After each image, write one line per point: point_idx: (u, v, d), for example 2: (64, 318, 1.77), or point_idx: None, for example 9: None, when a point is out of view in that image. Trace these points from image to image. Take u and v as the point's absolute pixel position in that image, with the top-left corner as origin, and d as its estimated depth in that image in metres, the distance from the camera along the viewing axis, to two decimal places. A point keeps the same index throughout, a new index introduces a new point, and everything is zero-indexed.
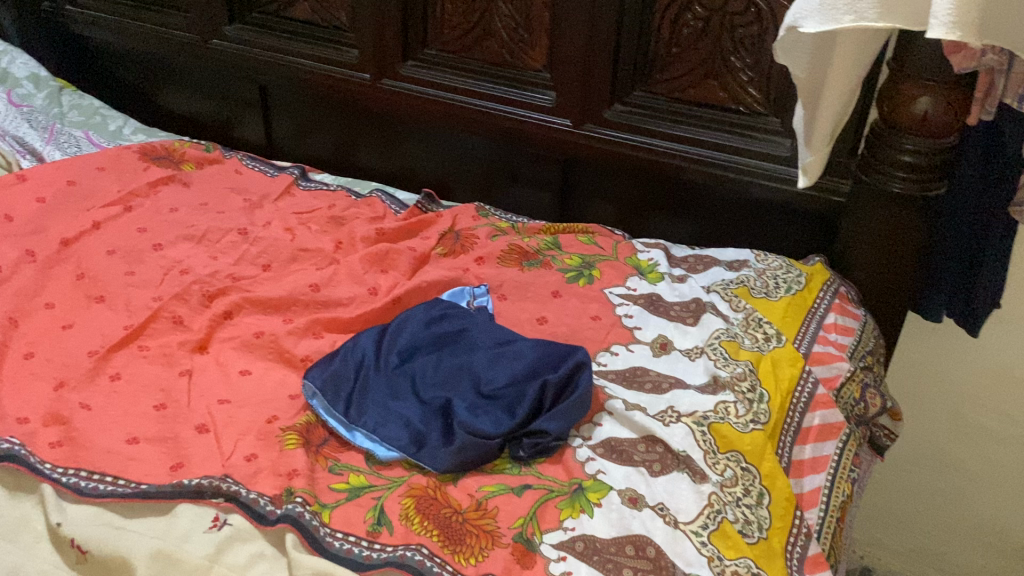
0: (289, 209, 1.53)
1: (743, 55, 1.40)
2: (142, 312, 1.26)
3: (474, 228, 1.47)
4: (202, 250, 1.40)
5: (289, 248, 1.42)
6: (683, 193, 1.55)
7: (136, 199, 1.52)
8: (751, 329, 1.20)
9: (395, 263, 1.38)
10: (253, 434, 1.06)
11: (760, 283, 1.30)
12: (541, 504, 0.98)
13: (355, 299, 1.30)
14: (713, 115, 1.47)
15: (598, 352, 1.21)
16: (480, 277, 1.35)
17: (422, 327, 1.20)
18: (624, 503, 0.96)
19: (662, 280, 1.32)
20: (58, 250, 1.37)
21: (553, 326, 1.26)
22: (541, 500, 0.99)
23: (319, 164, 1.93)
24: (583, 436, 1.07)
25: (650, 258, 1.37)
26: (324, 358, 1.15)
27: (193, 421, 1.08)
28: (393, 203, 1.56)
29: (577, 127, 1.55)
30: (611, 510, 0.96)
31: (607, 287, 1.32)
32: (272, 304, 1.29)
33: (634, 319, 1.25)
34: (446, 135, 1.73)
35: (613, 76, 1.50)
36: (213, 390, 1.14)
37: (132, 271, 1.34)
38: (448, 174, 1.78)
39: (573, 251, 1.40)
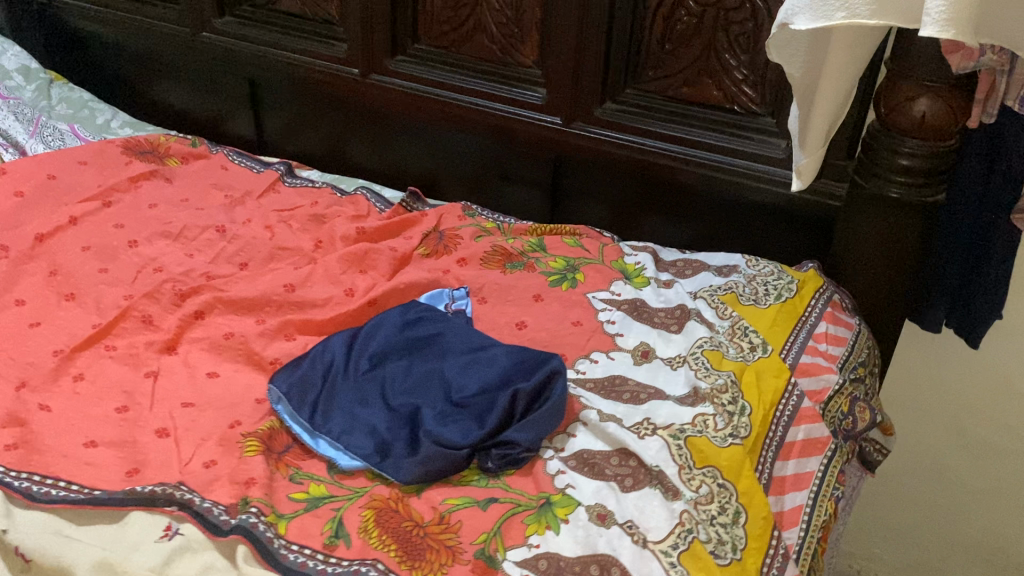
0: (271, 206, 1.50)
1: (738, 53, 1.36)
2: (112, 310, 1.22)
3: (458, 228, 1.43)
4: (178, 248, 1.36)
5: (267, 247, 1.38)
6: (676, 194, 1.50)
7: (116, 194, 1.49)
8: (738, 338, 1.15)
9: (375, 264, 1.35)
10: (214, 439, 1.03)
11: (749, 290, 1.25)
12: (506, 518, 0.94)
13: (331, 300, 1.27)
14: (707, 115, 1.43)
15: (576, 359, 1.17)
16: (460, 279, 1.31)
17: (396, 330, 1.17)
18: (591, 520, 0.92)
19: (648, 285, 1.28)
20: (32, 246, 1.35)
21: (533, 331, 1.22)
22: (507, 515, 0.95)
23: (308, 161, 1.89)
24: (554, 448, 1.03)
25: (637, 262, 1.33)
26: (291, 362, 1.12)
27: (154, 425, 1.05)
28: (378, 201, 1.52)
29: (566, 125, 1.51)
30: (576, 526, 0.92)
31: (590, 292, 1.27)
32: (245, 304, 1.25)
33: (616, 326, 1.21)
34: (436, 132, 1.69)
35: (603, 73, 1.45)
36: (178, 392, 1.11)
37: (105, 269, 1.31)
38: (438, 172, 1.74)
39: (558, 253, 1.36)
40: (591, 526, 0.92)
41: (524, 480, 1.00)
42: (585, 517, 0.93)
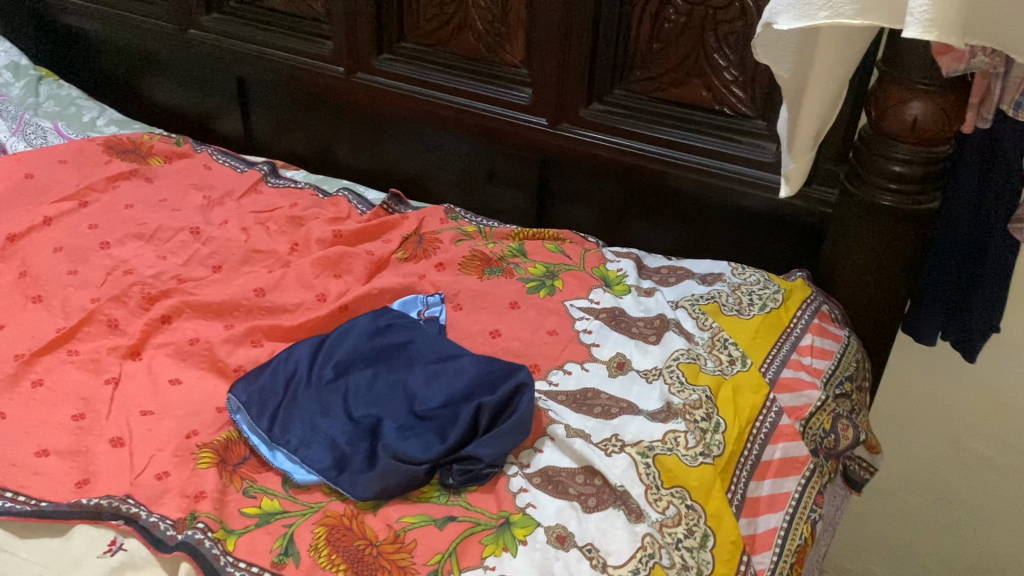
0: (249, 207, 1.47)
1: (727, 52, 1.31)
2: (77, 314, 1.20)
3: (438, 232, 1.39)
4: (150, 250, 1.34)
5: (241, 250, 1.35)
6: (665, 198, 1.46)
7: (93, 194, 1.46)
8: (717, 351, 1.10)
9: (350, 268, 1.31)
10: (169, 450, 1.00)
11: (733, 299, 1.20)
12: (463, 540, 0.91)
13: (301, 306, 1.24)
14: (696, 117, 1.38)
15: (549, 370, 1.13)
16: (436, 284, 1.28)
17: (363, 337, 1.13)
18: (551, 544, 0.88)
19: (629, 293, 1.23)
20: (4, 247, 1.33)
21: (506, 339, 1.18)
22: (464, 536, 0.91)
23: (298, 161, 1.86)
24: (520, 465, 0.99)
25: (619, 269, 1.28)
26: (253, 371, 1.09)
27: (109, 433, 1.02)
28: (360, 203, 1.49)
29: (553, 126, 1.47)
30: (536, 550, 0.88)
31: (568, 299, 1.23)
32: (214, 309, 1.22)
33: (592, 335, 1.17)
34: (423, 132, 1.65)
35: (589, 73, 1.40)
36: (137, 400, 1.08)
37: (75, 271, 1.28)
38: (426, 172, 1.70)
39: (538, 259, 1.32)
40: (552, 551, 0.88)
41: (485, 498, 0.96)
42: (546, 540, 0.89)
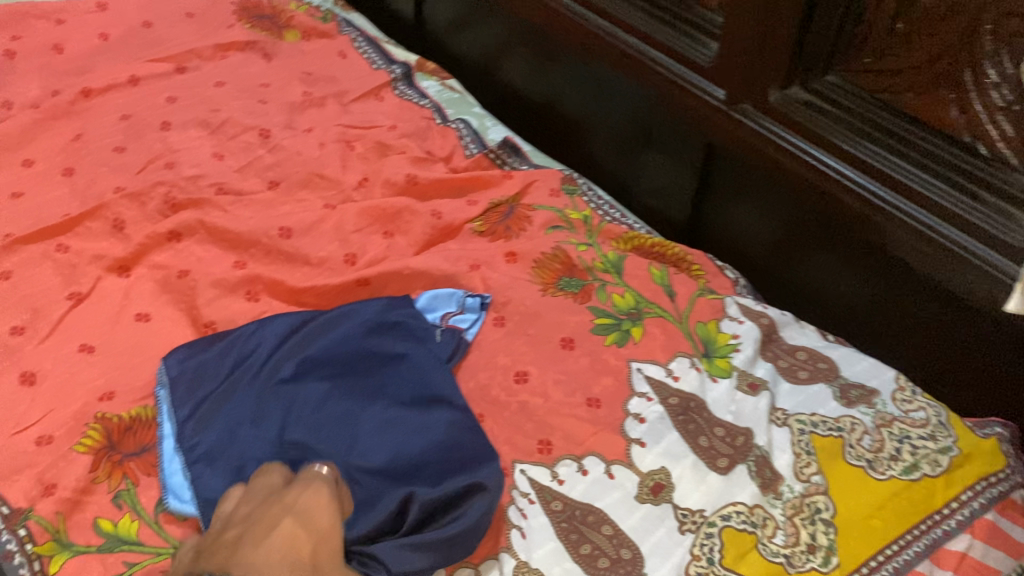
0: (346, 117, 1.23)
1: (1003, 61, 0.82)
2: (91, 201, 1.05)
3: (535, 208, 1.09)
4: (208, 143, 1.15)
5: (304, 170, 1.13)
6: (862, 249, 1.00)
7: (196, 60, 1.31)
8: (798, 523, 0.75)
9: (405, 228, 1.05)
10: (70, 409, 0.83)
11: (869, 443, 0.80)
12: (219, 509, 0.71)
13: (325, 262, 1.00)
14: (931, 148, 0.91)
15: (559, 457, 0.81)
16: (487, 282, 0.97)
17: (353, 336, 0.88)
18: (331, 510, 0.66)
19: (728, 377, 0.86)
20: (74, 101, 1.20)
21: (530, 392, 0.86)
22: (239, 492, 0.72)
23: (463, 65, 1.59)
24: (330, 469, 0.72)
25: (734, 335, 0.91)
26: (205, 339, 0.88)
27: (26, 364, 0.87)
28: (472, 143, 1.20)
29: (728, 106, 1.08)
30: (297, 503, 0.66)
31: (637, 359, 0.88)
32: (228, 238, 1.02)
33: (641, 428, 0.82)
34: (583, 69, 1.30)
35: (796, 44, 0.98)
36: (85, 329, 0.92)
37: (122, 148, 1.13)
38: (586, 117, 1.34)
39: (632, 285, 0.96)
40: (331, 524, 0.65)
41: (268, 464, 0.73)
42: (321, 505, 0.66)
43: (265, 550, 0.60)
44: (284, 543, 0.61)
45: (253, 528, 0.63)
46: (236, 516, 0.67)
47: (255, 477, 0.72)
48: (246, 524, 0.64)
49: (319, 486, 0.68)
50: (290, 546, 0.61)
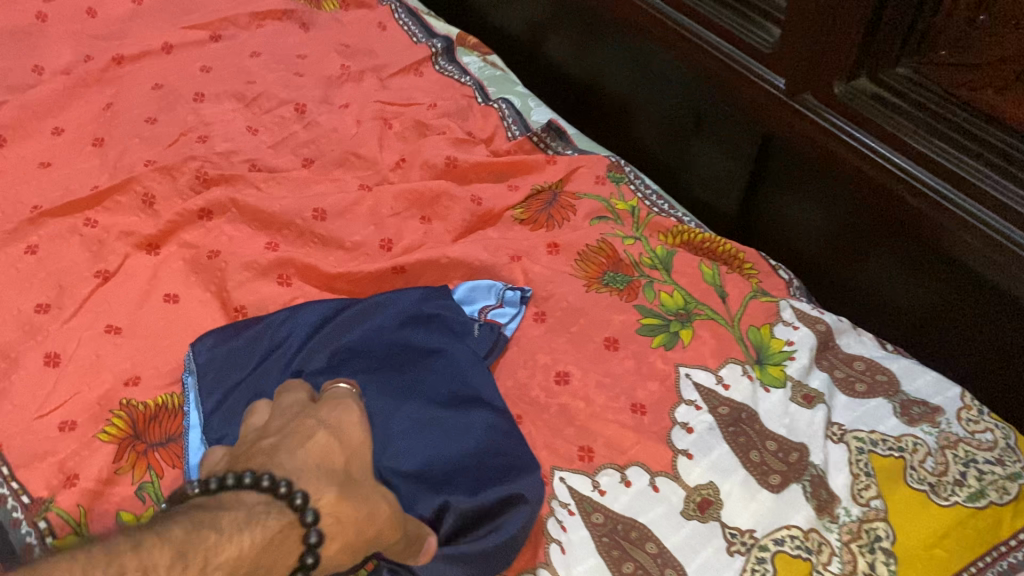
0: (384, 93, 1.19)
1: None
2: (121, 173, 1.01)
3: (579, 197, 1.04)
4: (243, 117, 1.11)
5: (340, 148, 1.09)
6: (923, 253, 0.94)
7: (232, 29, 1.26)
8: (855, 551, 0.70)
9: (444, 213, 1.01)
10: (95, 393, 0.80)
11: (932, 465, 0.75)
12: (247, 424, 0.69)
13: (360, 247, 0.96)
14: (1008, 148, 0.86)
15: (601, 466, 0.77)
16: (528, 274, 0.93)
17: (388, 327, 0.84)
18: (363, 428, 0.66)
19: (782, 387, 0.82)
20: (107, 68, 1.16)
21: (571, 394, 0.82)
22: (266, 408, 0.71)
23: (505, 40, 1.53)
24: (352, 384, 0.73)
25: (788, 341, 0.86)
26: (235, 326, 0.84)
27: (51, 345, 0.84)
28: (513, 125, 1.15)
29: (788, 95, 1.02)
30: (328, 420, 0.65)
31: (685, 364, 0.84)
32: (261, 218, 0.98)
33: (688, 439, 0.78)
34: (630, 47, 1.23)
35: (868, 32, 0.92)
36: (112, 309, 0.88)
37: (154, 119, 1.09)
38: (629, 98, 1.28)
39: (681, 284, 0.92)
40: (364, 440, 0.66)
41: (292, 381, 0.73)
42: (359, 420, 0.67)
43: (301, 456, 0.60)
44: (319, 452, 0.61)
45: (284, 438, 0.62)
46: (268, 427, 0.65)
47: (279, 393, 0.71)
48: (279, 433, 0.63)
49: (351, 405, 0.68)
50: (326, 454, 0.61)
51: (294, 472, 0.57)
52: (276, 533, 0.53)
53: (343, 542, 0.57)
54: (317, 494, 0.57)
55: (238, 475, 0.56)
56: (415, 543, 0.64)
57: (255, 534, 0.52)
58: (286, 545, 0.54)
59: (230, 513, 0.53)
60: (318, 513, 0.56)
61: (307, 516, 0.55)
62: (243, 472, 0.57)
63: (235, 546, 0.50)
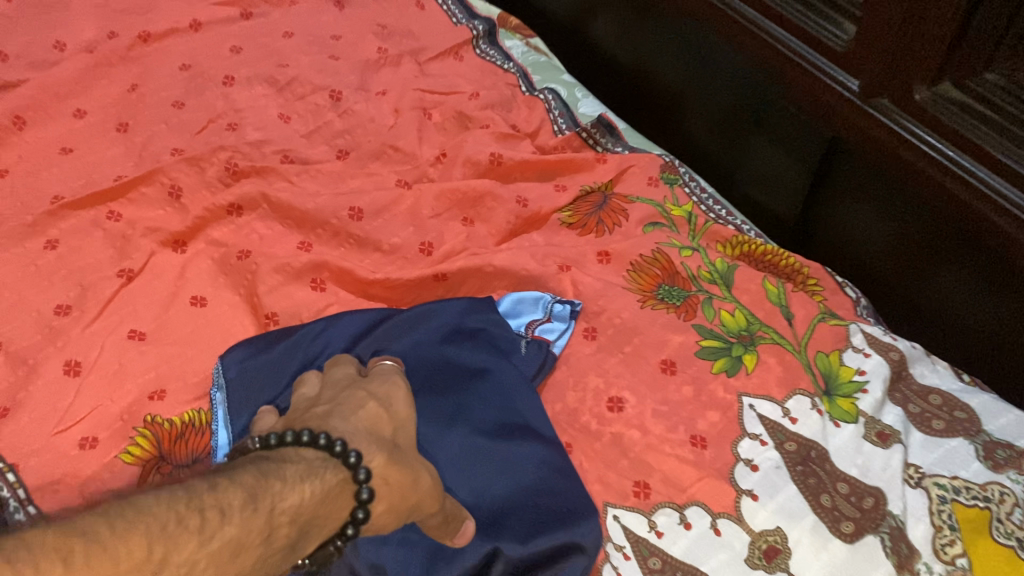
0: (424, 79, 1.12)
1: None
2: (147, 162, 0.96)
3: (631, 199, 0.97)
4: (274, 103, 1.05)
5: (377, 141, 1.03)
6: (1007, 276, 0.86)
7: (263, 7, 1.20)
8: None
9: (487, 215, 0.95)
10: (117, 407, 0.75)
11: (1021, 518, 0.69)
12: (297, 394, 0.67)
13: (398, 250, 0.90)
14: None
15: (658, 503, 0.72)
16: (578, 286, 0.87)
17: (429, 343, 0.79)
18: (410, 406, 0.64)
19: (854, 422, 0.76)
20: (133, 46, 1.10)
21: (625, 422, 0.77)
22: (315, 379, 0.69)
23: (547, 21, 1.45)
24: (398, 363, 0.72)
25: (859, 370, 0.80)
26: (267, 337, 0.79)
27: (71, 351, 0.79)
28: (560, 117, 1.08)
29: (862, 99, 0.94)
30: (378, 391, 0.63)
31: (749, 393, 0.78)
32: (293, 215, 0.92)
33: (753, 478, 0.72)
34: (684, 36, 1.14)
35: (956, 34, 0.83)
36: (136, 311, 0.83)
37: (182, 104, 1.03)
38: (680, 90, 1.19)
39: (743, 302, 0.85)
40: (410, 415, 0.64)
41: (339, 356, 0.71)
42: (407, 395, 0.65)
43: (354, 422, 0.57)
44: (371, 419, 0.59)
45: (337, 405, 0.60)
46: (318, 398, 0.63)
47: (328, 367, 0.70)
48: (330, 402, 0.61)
49: (400, 381, 0.66)
50: (377, 422, 0.59)
51: (350, 432, 0.55)
52: (333, 486, 0.51)
53: (392, 507, 0.56)
54: (369, 454, 0.54)
55: (294, 432, 0.54)
56: (452, 522, 0.62)
57: (318, 484, 0.49)
58: (340, 499, 0.51)
59: (292, 465, 0.50)
60: (371, 475, 0.54)
61: (360, 474, 0.52)
62: (301, 429, 0.55)
63: (298, 495, 0.48)
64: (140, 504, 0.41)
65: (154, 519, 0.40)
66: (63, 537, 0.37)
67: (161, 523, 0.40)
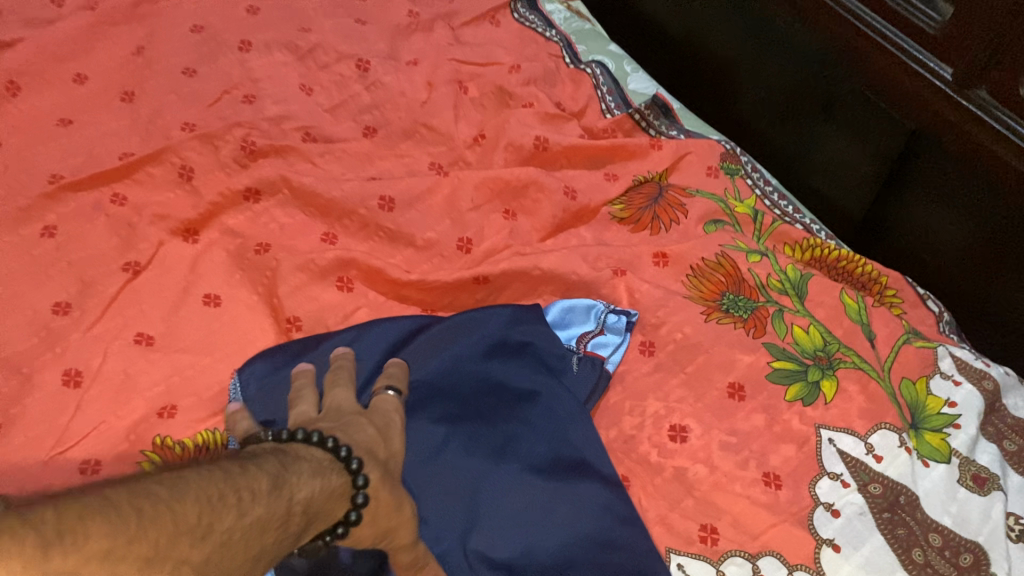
0: (458, 48, 1.02)
1: None
2: (155, 137, 0.86)
3: (689, 192, 0.88)
4: (295, 73, 0.96)
5: (409, 118, 0.93)
6: None
7: None
8: None
9: (531, 207, 0.86)
10: (123, 425, 0.67)
11: None
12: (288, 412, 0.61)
13: (434, 247, 0.82)
14: None
15: (727, 552, 0.64)
16: (634, 295, 0.78)
17: (468, 358, 0.70)
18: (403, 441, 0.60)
19: (946, 462, 0.68)
20: (140, 4, 1.00)
21: (690, 455, 0.68)
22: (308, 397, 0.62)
23: None
24: (399, 389, 0.64)
25: (949, 401, 0.72)
26: (292, 347, 0.70)
27: (71, 359, 0.70)
28: (609, 95, 0.99)
29: (955, 90, 0.83)
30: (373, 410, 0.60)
31: (827, 425, 0.70)
32: (317, 203, 0.83)
33: (836, 527, 0.64)
34: (749, 9, 1.04)
35: None
36: (143, 311, 0.74)
37: (193, 72, 0.93)
38: (738, 66, 1.09)
39: (816, 319, 0.77)
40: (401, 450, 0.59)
41: (340, 356, 0.66)
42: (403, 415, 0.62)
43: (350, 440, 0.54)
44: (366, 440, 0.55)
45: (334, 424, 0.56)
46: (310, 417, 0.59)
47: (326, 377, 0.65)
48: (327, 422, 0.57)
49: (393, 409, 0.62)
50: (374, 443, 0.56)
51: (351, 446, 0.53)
52: (337, 489, 0.48)
53: (376, 527, 0.52)
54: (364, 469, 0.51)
55: (304, 431, 0.51)
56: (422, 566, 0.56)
57: (325, 483, 0.47)
58: (339, 504, 0.48)
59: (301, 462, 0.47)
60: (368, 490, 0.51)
61: (358, 478, 0.49)
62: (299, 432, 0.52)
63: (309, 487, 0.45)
64: (183, 475, 0.38)
65: (199, 490, 0.38)
66: (126, 493, 0.35)
67: (205, 494, 0.38)
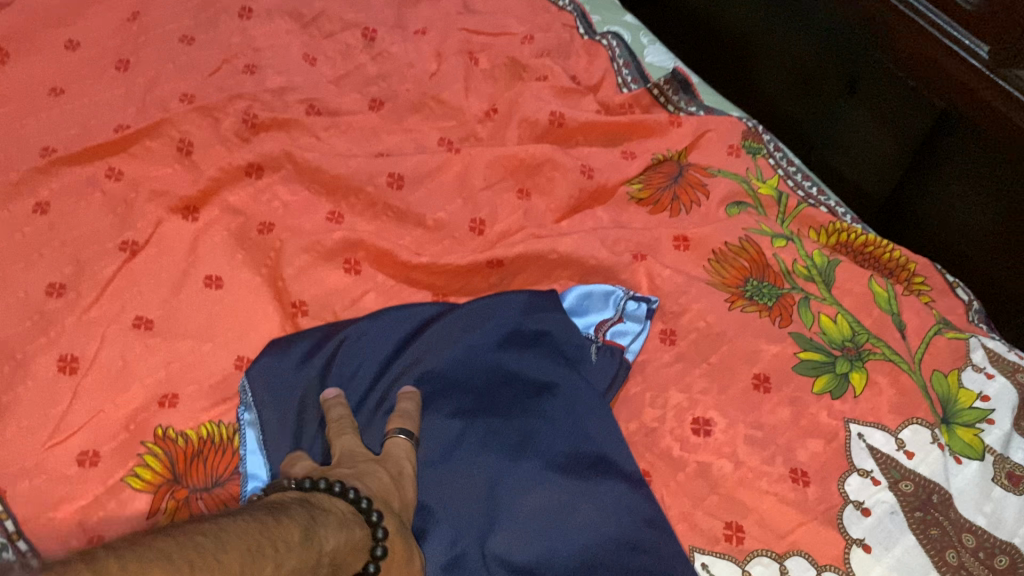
0: (468, 18, 0.98)
1: None
2: (152, 108, 0.82)
3: (710, 172, 0.84)
4: (298, 42, 0.92)
5: (417, 91, 0.89)
6: None
7: None
8: None
9: (545, 186, 0.82)
10: (122, 414, 0.64)
11: None
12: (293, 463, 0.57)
13: (444, 228, 0.78)
14: None
15: (752, 552, 0.61)
16: (653, 281, 0.75)
17: (482, 348, 0.67)
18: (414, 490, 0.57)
19: (979, 459, 0.65)
20: None
21: (713, 449, 0.66)
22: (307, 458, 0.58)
23: None
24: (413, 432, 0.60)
25: (981, 394, 0.69)
26: (302, 339, 0.67)
27: (66, 344, 0.67)
28: (625, 68, 0.95)
29: (991, 68, 0.81)
30: (384, 455, 0.57)
31: (855, 419, 0.67)
32: (322, 180, 0.80)
33: (865, 525, 0.62)
34: None
35: None
36: (141, 293, 0.71)
37: (192, 40, 0.89)
38: (759, 39, 1.05)
39: (844, 308, 0.74)
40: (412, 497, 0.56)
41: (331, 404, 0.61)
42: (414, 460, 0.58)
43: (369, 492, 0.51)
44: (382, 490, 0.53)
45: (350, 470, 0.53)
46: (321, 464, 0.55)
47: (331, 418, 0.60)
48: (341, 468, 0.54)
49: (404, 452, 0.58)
50: (388, 494, 0.53)
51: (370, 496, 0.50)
52: (359, 543, 0.45)
53: None
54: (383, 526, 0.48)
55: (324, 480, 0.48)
56: None
57: (352, 536, 0.44)
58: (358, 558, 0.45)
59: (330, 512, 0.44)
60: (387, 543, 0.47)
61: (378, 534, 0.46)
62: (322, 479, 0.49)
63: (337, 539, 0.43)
64: (222, 524, 0.36)
65: (239, 539, 0.36)
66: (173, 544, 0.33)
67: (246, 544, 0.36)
